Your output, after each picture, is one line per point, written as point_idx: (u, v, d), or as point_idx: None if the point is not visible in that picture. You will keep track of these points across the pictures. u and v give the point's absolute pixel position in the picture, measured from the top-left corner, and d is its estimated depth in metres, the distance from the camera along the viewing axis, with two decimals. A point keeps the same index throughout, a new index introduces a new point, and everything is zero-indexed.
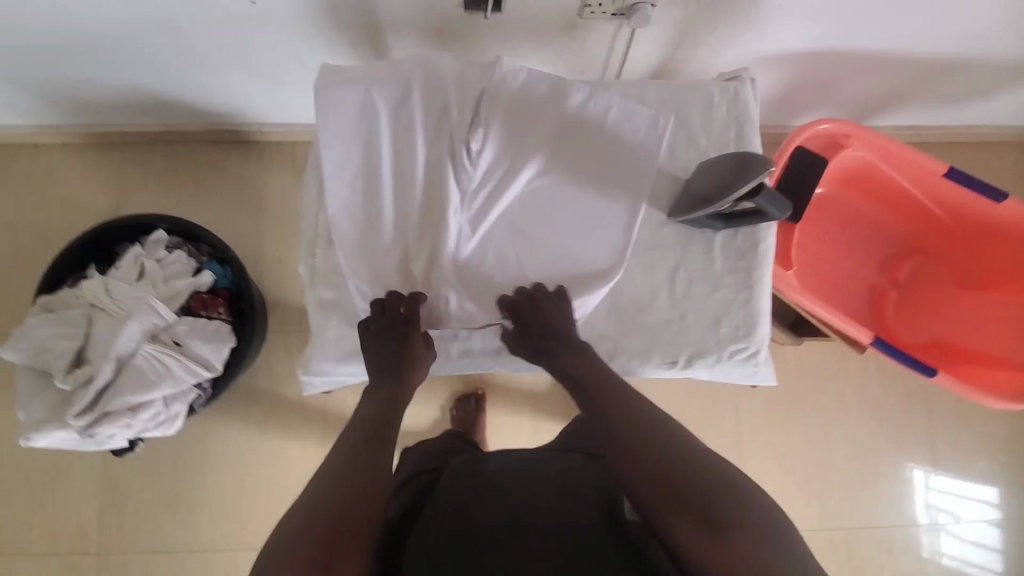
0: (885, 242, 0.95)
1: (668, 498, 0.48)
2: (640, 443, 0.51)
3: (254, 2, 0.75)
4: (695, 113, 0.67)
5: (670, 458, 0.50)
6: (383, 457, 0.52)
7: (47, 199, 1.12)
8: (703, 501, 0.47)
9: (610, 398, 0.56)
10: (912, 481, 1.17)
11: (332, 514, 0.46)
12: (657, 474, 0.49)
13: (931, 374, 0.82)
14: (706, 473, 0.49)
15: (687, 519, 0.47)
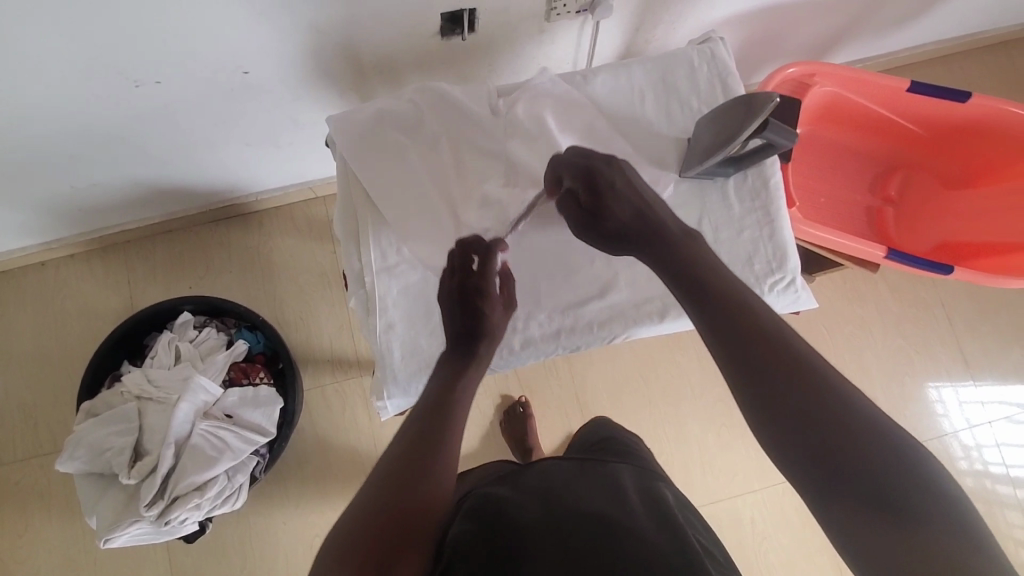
0: (867, 164, 1.02)
1: (830, 467, 0.38)
2: (776, 381, 0.41)
3: (247, 71, 0.79)
4: (681, 77, 0.71)
5: (838, 417, 0.39)
6: (444, 458, 0.48)
7: (63, 313, 1.13)
8: (893, 488, 0.36)
9: (748, 337, 0.44)
10: (955, 396, 1.20)
11: (393, 518, 0.44)
12: (808, 435, 0.39)
13: (948, 271, 0.87)
14: (883, 449, 0.37)
15: (857, 503, 0.37)
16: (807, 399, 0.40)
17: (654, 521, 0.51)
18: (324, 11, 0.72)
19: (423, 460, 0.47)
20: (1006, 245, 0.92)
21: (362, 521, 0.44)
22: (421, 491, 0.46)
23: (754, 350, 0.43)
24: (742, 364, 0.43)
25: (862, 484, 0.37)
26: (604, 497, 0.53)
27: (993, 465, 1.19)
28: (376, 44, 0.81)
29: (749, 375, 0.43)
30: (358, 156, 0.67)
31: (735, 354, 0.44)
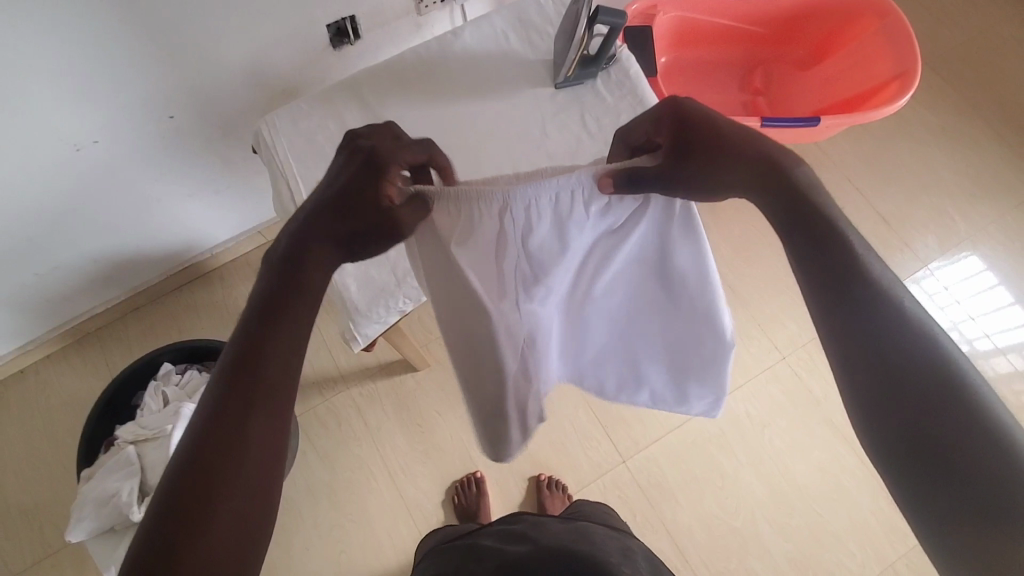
0: (729, 70, 1.17)
1: (910, 430, 0.40)
2: (870, 338, 0.42)
3: (172, 116, 0.90)
4: (533, 14, 0.84)
5: (931, 389, 0.40)
6: (263, 409, 0.43)
7: (48, 411, 1.16)
8: (983, 474, 0.37)
9: (853, 284, 0.43)
10: (917, 283, 1.31)
11: (207, 464, 0.40)
12: (897, 395, 0.41)
13: (816, 122, 0.99)
14: (983, 431, 0.38)
15: (930, 466, 0.39)
16: (934, 401, 0.39)
17: (595, 540, 0.70)
18: (224, 42, 0.84)
19: (277, 382, 0.44)
20: (866, 91, 1.05)
21: (203, 439, 0.41)
22: (270, 418, 0.43)
23: (866, 296, 0.43)
24: (836, 306, 0.44)
25: (941, 458, 0.39)
26: (574, 533, 0.71)
27: (979, 341, 1.27)
28: (280, 67, 0.94)
29: (851, 315, 0.43)
30: (278, 140, 0.77)
31: (833, 296, 0.44)
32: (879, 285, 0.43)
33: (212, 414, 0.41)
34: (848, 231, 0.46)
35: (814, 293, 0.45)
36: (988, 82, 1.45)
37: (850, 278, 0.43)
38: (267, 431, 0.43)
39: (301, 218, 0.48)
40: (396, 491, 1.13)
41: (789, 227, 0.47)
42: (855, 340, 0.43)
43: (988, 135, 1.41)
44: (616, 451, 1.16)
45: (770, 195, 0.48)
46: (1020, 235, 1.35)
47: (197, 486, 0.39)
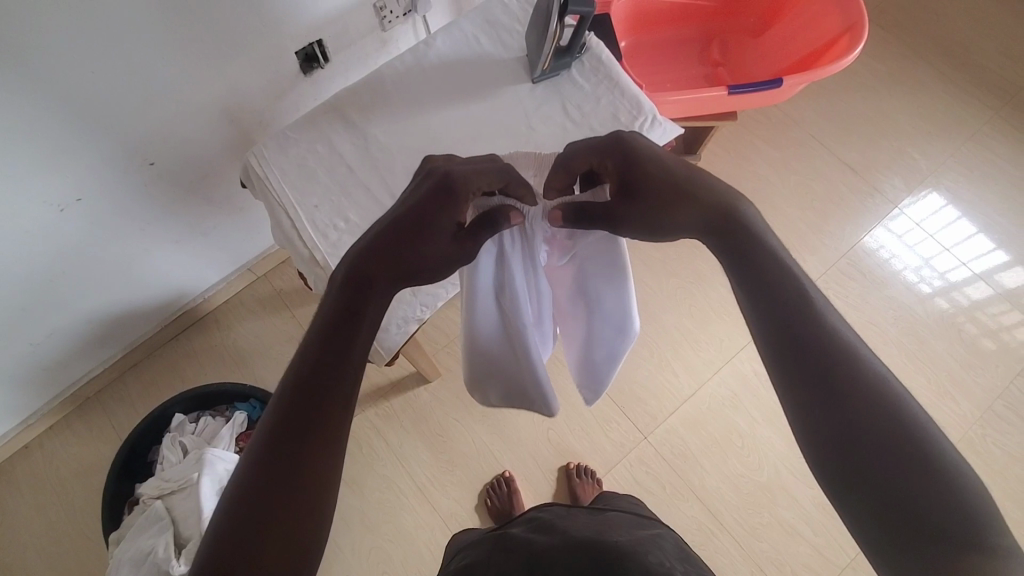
0: (687, 47, 1.21)
1: (857, 456, 0.41)
2: (815, 359, 0.44)
3: (152, 162, 0.89)
4: (499, 14, 0.86)
5: (872, 412, 0.41)
6: (318, 451, 0.43)
7: (59, 483, 1.13)
8: (927, 496, 0.38)
9: (795, 315, 0.46)
10: (887, 223, 1.37)
11: (260, 507, 0.40)
12: (846, 420, 0.42)
13: (779, 84, 1.03)
14: (922, 450, 0.39)
15: (882, 492, 0.39)
16: (868, 423, 0.41)
17: (621, 531, 0.68)
18: (197, 81, 0.84)
19: (332, 420, 0.44)
20: (821, 47, 1.09)
21: (259, 472, 0.41)
22: (324, 457, 0.43)
23: (802, 324, 0.45)
24: (778, 332, 0.46)
25: (891, 479, 0.39)
26: (596, 526, 0.69)
27: (954, 271, 1.34)
28: (254, 100, 0.94)
29: (794, 343, 0.45)
30: (270, 170, 0.77)
31: (777, 326, 0.46)
32: (826, 316, 0.45)
33: (267, 446, 0.42)
34: (801, 275, 0.48)
35: (760, 324, 0.47)
36: (924, 25, 1.53)
37: (788, 299, 0.46)
38: (319, 476, 0.43)
39: (371, 243, 0.50)
40: (429, 504, 1.13)
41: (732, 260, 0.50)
42: (800, 364, 0.44)
43: (933, 75, 1.49)
44: (637, 429, 1.18)
45: (713, 234, 0.52)
46: (976, 165, 1.42)
47: (255, 521, 0.40)
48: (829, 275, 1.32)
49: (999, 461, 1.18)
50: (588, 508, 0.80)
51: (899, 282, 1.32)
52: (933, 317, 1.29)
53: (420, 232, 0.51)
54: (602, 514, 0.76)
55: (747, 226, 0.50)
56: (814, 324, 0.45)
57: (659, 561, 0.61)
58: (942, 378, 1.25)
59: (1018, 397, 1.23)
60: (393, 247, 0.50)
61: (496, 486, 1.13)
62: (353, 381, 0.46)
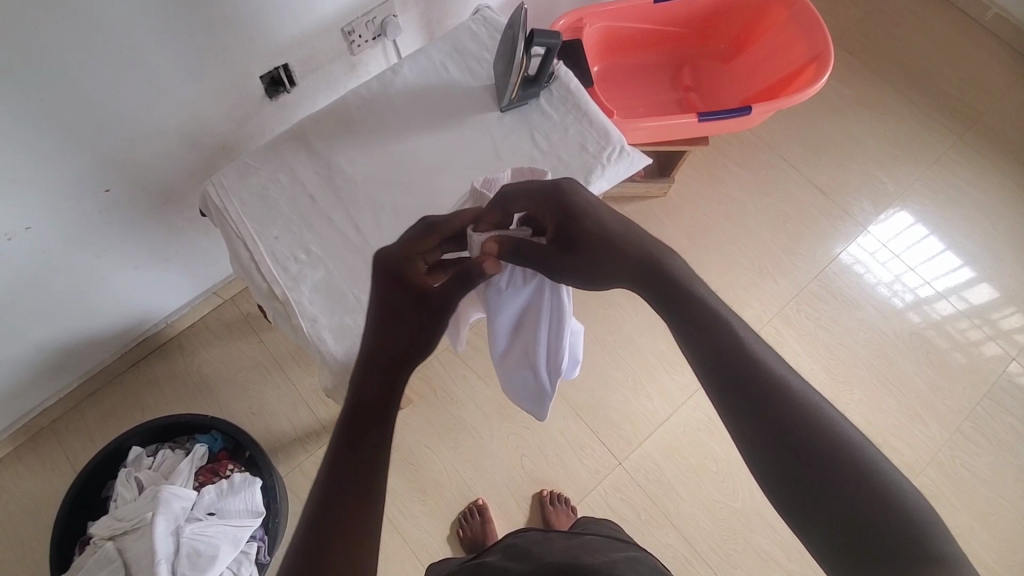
0: (659, 71, 1.21)
1: (817, 494, 0.40)
2: (757, 394, 0.43)
3: (107, 188, 0.86)
4: (467, 42, 0.85)
5: (822, 446, 0.41)
6: (360, 505, 0.45)
7: (8, 519, 1.07)
8: (881, 513, 0.38)
9: (727, 352, 0.45)
10: (859, 242, 1.39)
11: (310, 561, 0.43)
12: (797, 456, 0.41)
13: (748, 111, 1.04)
14: (864, 468, 0.40)
15: (842, 518, 0.39)
16: (825, 457, 0.40)
17: (596, 552, 0.66)
18: (156, 107, 0.82)
19: (370, 471, 0.46)
20: (789, 75, 1.11)
21: (318, 530, 0.44)
22: (372, 511, 0.46)
23: (738, 358, 0.45)
24: (716, 370, 0.45)
25: (850, 507, 0.39)
26: (571, 547, 0.67)
27: (923, 290, 1.36)
28: (218, 124, 0.91)
29: (729, 381, 0.44)
30: (228, 200, 0.75)
31: (718, 368, 0.45)
32: (758, 353, 0.45)
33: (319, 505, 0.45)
34: (725, 312, 0.48)
35: (704, 367, 0.46)
36: (889, 51, 1.57)
37: (721, 339, 0.46)
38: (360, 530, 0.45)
39: (394, 301, 0.52)
40: (399, 536, 1.09)
41: (662, 301, 0.50)
42: (746, 404, 0.43)
43: (898, 100, 1.52)
44: (611, 455, 1.17)
45: (646, 284, 0.51)
46: (941, 187, 1.45)
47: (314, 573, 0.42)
48: (801, 295, 1.33)
49: (967, 482, 1.19)
50: (564, 533, 0.78)
51: (869, 303, 1.33)
52: (903, 338, 1.31)
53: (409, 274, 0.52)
54: (579, 536, 0.74)
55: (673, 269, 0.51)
56: (748, 360, 0.45)
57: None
58: (911, 398, 1.26)
59: (984, 417, 1.25)
60: (393, 294, 0.52)
61: (468, 515, 1.10)
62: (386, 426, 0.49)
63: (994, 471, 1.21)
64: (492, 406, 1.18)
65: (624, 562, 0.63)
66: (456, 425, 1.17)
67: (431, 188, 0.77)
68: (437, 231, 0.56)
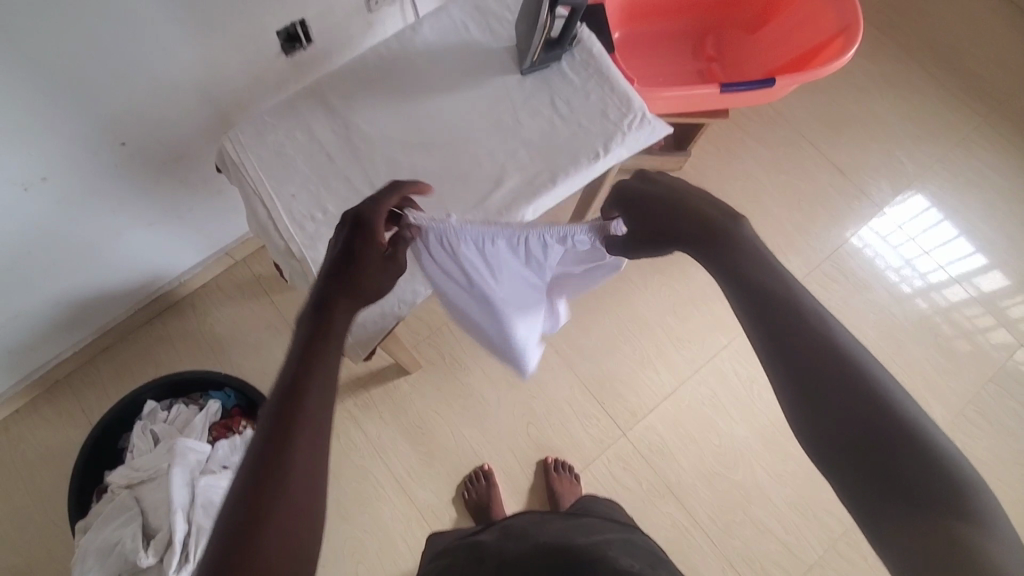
0: (681, 41, 1.19)
1: (845, 426, 0.39)
2: (800, 334, 0.42)
3: (122, 141, 0.86)
4: (489, 1, 0.83)
5: (855, 386, 0.40)
6: (304, 459, 0.40)
7: (27, 467, 1.10)
8: (928, 485, 0.37)
9: (792, 322, 0.43)
10: (876, 223, 1.37)
11: (252, 521, 0.37)
12: (827, 398, 0.40)
13: (771, 84, 1.02)
14: (926, 448, 0.38)
15: (883, 483, 0.38)
16: (855, 405, 0.39)
17: (590, 534, 0.69)
18: (172, 60, 0.81)
19: (314, 431, 0.42)
20: (814, 48, 1.08)
21: (251, 483, 0.38)
22: (317, 465, 0.41)
23: (807, 333, 0.42)
24: (755, 305, 0.45)
25: (886, 448, 0.38)
26: (567, 528, 0.70)
27: (938, 276, 1.35)
28: (234, 80, 0.90)
29: (787, 346, 0.42)
30: (245, 156, 0.74)
31: (758, 305, 0.45)
32: (800, 297, 0.44)
33: (255, 464, 0.39)
34: (769, 257, 0.48)
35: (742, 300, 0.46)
36: (916, 27, 1.53)
37: (757, 281, 0.46)
38: (306, 485, 0.40)
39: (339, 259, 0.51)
40: (406, 496, 1.12)
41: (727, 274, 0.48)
42: (803, 376, 0.41)
43: (922, 79, 1.49)
44: (616, 425, 1.18)
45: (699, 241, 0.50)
46: (961, 169, 1.43)
47: (249, 536, 0.37)
48: (812, 275, 1.33)
49: None
50: (563, 514, 0.80)
51: (880, 285, 1.33)
52: (912, 321, 1.30)
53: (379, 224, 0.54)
54: (568, 515, 0.77)
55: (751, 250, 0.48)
56: (779, 300, 0.44)
57: (616, 559, 0.62)
58: (917, 381, 1.26)
59: (988, 401, 1.26)
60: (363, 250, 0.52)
61: (473, 480, 1.12)
62: (332, 384, 0.44)
63: (995, 455, 1.22)
64: (500, 373, 1.20)
65: (616, 544, 0.66)
66: (464, 392, 1.18)
67: (449, 151, 0.76)
68: (405, 191, 0.58)
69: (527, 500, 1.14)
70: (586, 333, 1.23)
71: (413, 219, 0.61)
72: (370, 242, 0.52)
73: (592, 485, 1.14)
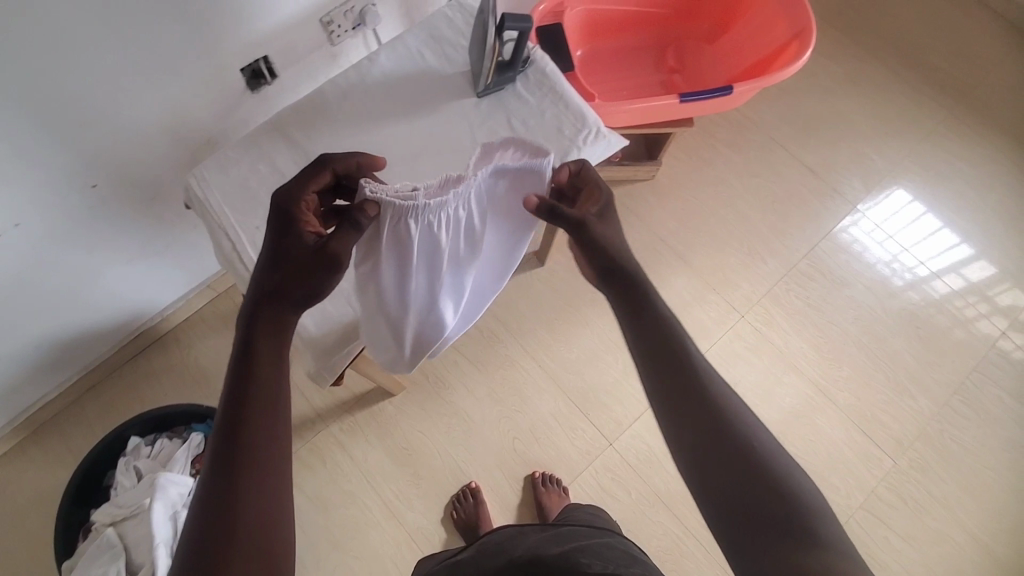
0: (642, 54, 1.21)
1: (717, 459, 0.51)
2: (685, 383, 0.54)
3: (94, 184, 0.88)
4: (443, 29, 0.86)
5: (724, 427, 0.52)
6: (260, 454, 0.47)
7: (16, 510, 1.11)
8: (776, 509, 0.48)
9: (679, 374, 0.55)
10: (858, 219, 1.39)
11: (220, 517, 0.44)
12: (702, 435, 0.52)
13: (730, 91, 1.04)
14: (775, 479, 0.49)
15: (741, 506, 0.49)
16: (724, 442, 0.51)
17: (565, 543, 0.68)
18: (137, 103, 0.83)
19: (264, 428, 0.48)
20: (770, 54, 1.11)
21: (215, 485, 0.45)
22: (269, 457, 0.48)
23: (704, 394, 0.53)
24: (652, 356, 0.56)
25: (747, 477, 0.49)
26: (542, 539, 0.70)
27: (920, 268, 1.36)
28: (202, 118, 0.93)
29: (673, 393, 0.54)
30: (210, 192, 0.76)
31: (656, 357, 0.56)
32: (689, 352, 0.56)
33: (215, 467, 0.46)
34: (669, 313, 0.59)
35: (643, 352, 0.57)
36: (877, 26, 1.55)
37: (658, 335, 0.57)
38: (265, 477, 0.47)
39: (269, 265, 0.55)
40: (394, 519, 1.11)
41: (642, 339, 0.57)
42: (690, 423, 0.53)
43: (887, 76, 1.51)
44: (603, 436, 1.18)
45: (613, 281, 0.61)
46: (932, 162, 1.45)
47: (217, 542, 0.43)
48: (790, 275, 1.34)
49: (957, 455, 1.20)
50: (541, 526, 0.80)
51: (858, 280, 1.34)
52: (893, 315, 1.31)
53: (306, 215, 0.57)
54: (548, 526, 0.78)
55: (665, 318, 0.58)
56: (670, 353, 0.56)
57: (589, 565, 0.61)
58: (901, 374, 1.26)
59: (974, 391, 1.26)
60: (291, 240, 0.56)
61: (461, 498, 1.12)
62: (279, 384, 0.51)
63: (985, 444, 1.21)
64: (484, 390, 1.20)
65: (591, 549, 0.65)
66: (449, 410, 1.18)
67: (410, 176, 0.78)
68: (331, 166, 0.60)
69: (517, 516, 1.13)
70: (568, 345, 1.24)
71: (372, 191, 0.60)
72: (299, 237, 0.56)
73: (581, 497, 1.14)
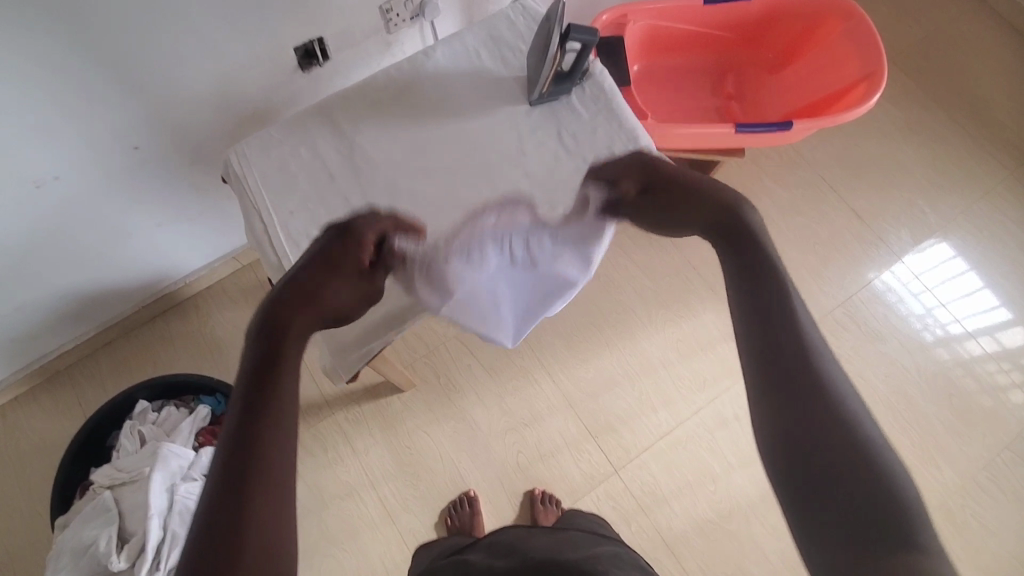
0: (701, 76, 1.17)
1: (810, 424, 0.40)
2: (782, 325, 0.44)
3: (136, 145, 0.87)
4: (503, 29, 0.83)
5: (823, 386, 0.41)
6: (272, 424, 0.38)
7: (20, 456, 1.12)
8: (876, 506, 0.36)
9: (777, 318, 0.45)
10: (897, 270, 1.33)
11: (225, 504, 0.35)
12: (797, 385, 0.41)
13: (788, 127, 1.00)
14: (880, 471, 0.37)
15: (827, 494, 0.37)
16: (824, 405, 0.40)
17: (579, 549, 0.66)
18: (188, 70, 0.82)
19: (279, 400, 0.40)
20: (834, 94, 1.06)
21: (221, 467, 0.36)
22: (286, 433, 0.38)
23: (806, 360, 0.42)
24: (750, 295, 0.47)
25: (850, 455, 0.38)
26: (554, 544, 0.67)
27: (952, 325, 1.30)
28: (249, 92, 0.91)
29: (764, 334, 0.44)
30: (249, 170, 0.75)
31: (754, 300, 0.47)
32: (792, 299, 0.46)
33: (223, 446, 0.37)
34: (775, 257, 0.50)
35: (742, 291, 0.48)
36: (946, 75, 1.49)
37: (764, 275, 0.48)
38: (277, 454, 0.37)
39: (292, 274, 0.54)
40: (387, 516, 1.10)
41: (746, 290, 0.48)
42: (789, 369, 0.42)
43: (952, 128, 1.45)
44: (609, 462, 1.15)
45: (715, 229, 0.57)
46: (986, 223, 1.38)
47: (219, 539, 0.34)
48: (824, 322, 1.29)
49: (976, 534, 1.15)
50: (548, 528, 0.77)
51: (894, 336, 1.28)
52: (926, 377, 1.25)
53: (351, 247, 0.59)
54: (559, 530, 0.74)
55: (780, 282, 0.47)
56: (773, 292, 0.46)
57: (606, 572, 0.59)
58: (927, 441, 1.21)
59: (1002, 469, 1.20)
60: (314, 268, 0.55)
61: (457, 506, 1.10)
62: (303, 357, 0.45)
63: (1006, 526, 1.16)
64: (494, 399, 1.18)
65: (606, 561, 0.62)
66: (456, 415, 1.16)
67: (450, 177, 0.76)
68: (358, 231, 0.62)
69: None
70: (585, 365, 1.21)
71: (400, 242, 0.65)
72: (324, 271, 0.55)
73: None
